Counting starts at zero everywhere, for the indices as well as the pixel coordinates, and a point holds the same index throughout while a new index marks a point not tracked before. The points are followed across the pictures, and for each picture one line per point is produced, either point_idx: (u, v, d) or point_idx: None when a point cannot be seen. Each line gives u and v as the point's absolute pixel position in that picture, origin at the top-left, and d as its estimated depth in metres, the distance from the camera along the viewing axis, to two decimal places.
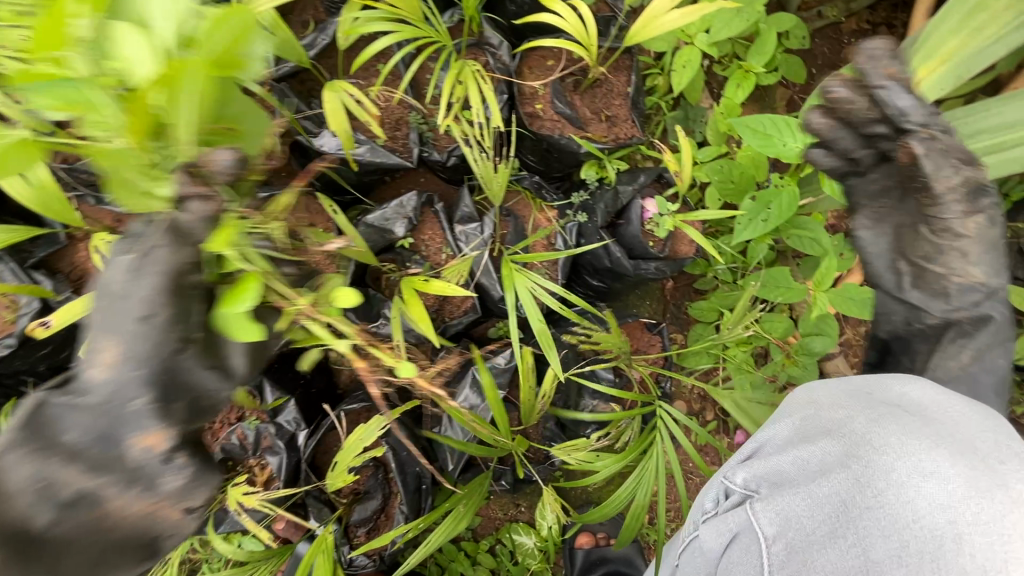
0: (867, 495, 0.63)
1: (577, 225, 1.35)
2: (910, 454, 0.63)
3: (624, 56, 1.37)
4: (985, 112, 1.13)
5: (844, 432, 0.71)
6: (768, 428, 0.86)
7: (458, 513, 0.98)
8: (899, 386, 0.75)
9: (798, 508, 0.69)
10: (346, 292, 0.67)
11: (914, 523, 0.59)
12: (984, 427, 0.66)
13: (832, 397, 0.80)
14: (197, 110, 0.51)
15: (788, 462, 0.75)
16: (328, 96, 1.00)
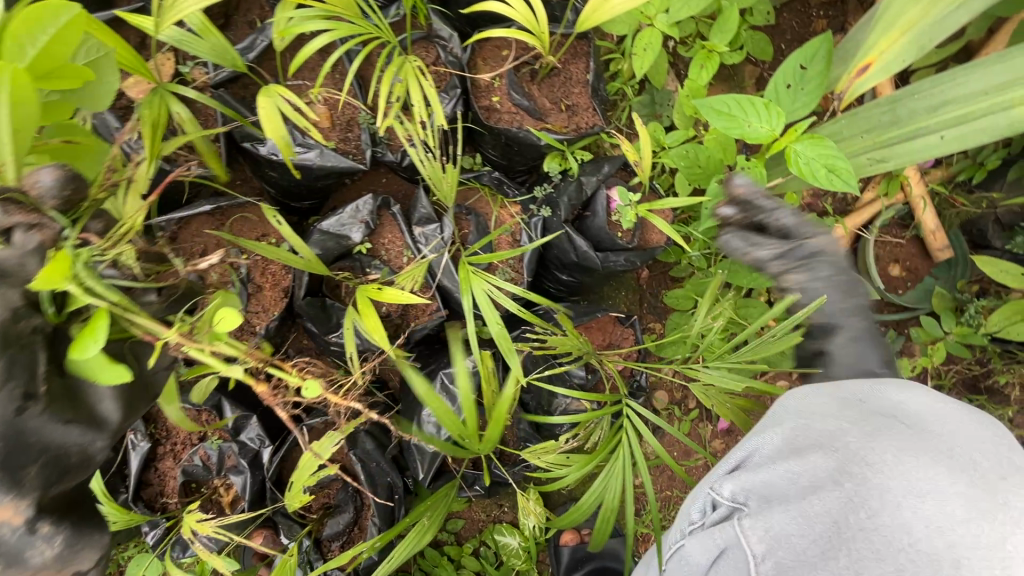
0: (861, 516, 0.54)
1: (542, 220, 1.32)
2: (908, 473, 0.55)
3: (581, 42, 1.32)
4: (952, 81, 1.14)
5: (835, 445, 0.60)
6: (751, 437, 0.73)
7: (423, 525, 0.95)
8: (893, 393, 0.66)
9: (788, 529, 0.58)
10: (229, 315, 0.65)
11: (911, 547, 0.51)
12: (982, 437, 0.59)
13: (821, 403, 0.68)
14: (19, 126, 0.49)
15: (778, 475, 0.63)
16: (263, 102, 0.97)
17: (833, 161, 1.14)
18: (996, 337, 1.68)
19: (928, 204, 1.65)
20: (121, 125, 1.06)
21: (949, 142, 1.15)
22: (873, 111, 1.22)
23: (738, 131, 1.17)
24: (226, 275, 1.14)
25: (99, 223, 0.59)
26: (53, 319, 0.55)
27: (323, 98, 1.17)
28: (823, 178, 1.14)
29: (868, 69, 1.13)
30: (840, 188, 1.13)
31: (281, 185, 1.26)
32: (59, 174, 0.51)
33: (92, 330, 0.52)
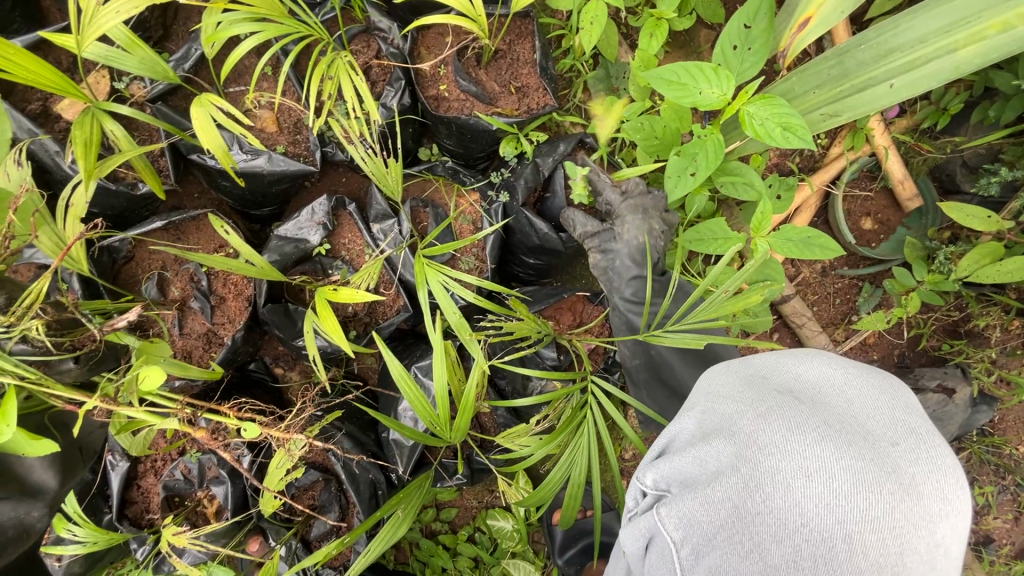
0: (756, 500, 0.64)
1: (501, 206, 1.30)
2: (796, 453, 0.64)
3: (524, 21, 1.28)
4: (897, 28, 1.13)
5: (733, 431, 0.70)
6: (674, 423, 0.84)
7: (398, 518, 0.98)
8: (794, 366, 0.76)
9: (699, 514, 0.68)
10: (149, 373, 0.80)
11: (804, 527, 0.61)
12: (878, 403, 0.68)
13: (728, 386, 0.79)
14: None
15: (690, 463, 0.73)
16: (196, 112, 0.98)
17: (788, 119, 1.11)
18: (970, 281, 1.68)
19: (894, 153, 1.63)
20: (61, 148, 1.06)
21: (899, 89, 1.14)
22: (821, 67, 1.20)
23: (690, 100, 1.13)
24: (188, 289, 1.16)
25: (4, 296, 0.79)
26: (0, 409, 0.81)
27: (265, 102, 1.16)
28: (778, 138, 1.12)
29: (808, 25, 1.15)
30: (797, 145, 1.10)
31: (237, 195, 1.25)
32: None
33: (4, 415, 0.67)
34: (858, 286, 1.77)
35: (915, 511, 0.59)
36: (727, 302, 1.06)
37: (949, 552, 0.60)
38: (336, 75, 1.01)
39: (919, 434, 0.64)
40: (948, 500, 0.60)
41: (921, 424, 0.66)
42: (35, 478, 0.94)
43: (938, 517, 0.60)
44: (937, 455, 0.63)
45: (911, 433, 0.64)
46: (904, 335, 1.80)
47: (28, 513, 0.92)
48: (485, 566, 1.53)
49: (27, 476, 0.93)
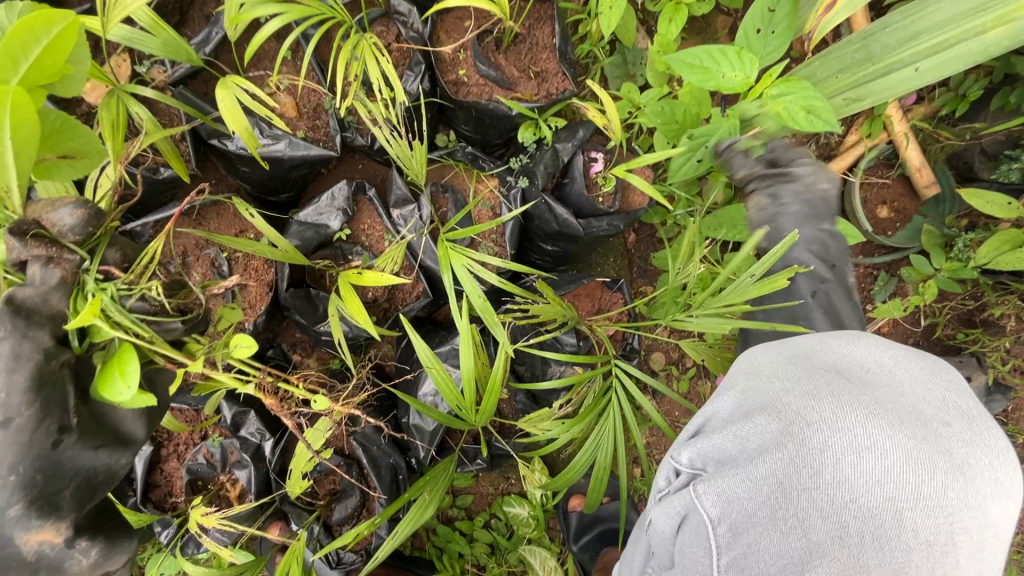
0: (804, 476, 0.62)
1: (521, 191, 1.30)
2: (846, 430, 0.62)
3: (544, 5, 1.27)
4: (924, 10, 1.11)
5: (778, 408, 0.68)
6: (711, 403, 0.83)
7: (423, 501, 0.98)
8: (841, 347, 0.74)
9: (738, 492, 0.67)
10: (245, 340, 0.75)
11: (852, 503, 0.60)
12: (930, 384, 0.67)
13: (771, 365, 0.77)
14: (21, 148, 0.53)
15: (730, 441, 0.71)
16: (222, 95, 0.98)
17: (811, 101, 1.10)
18: (987, 270, 1.67)
19: (911, 140, 1.62)
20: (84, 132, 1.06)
21: (925, 73, 1.13)
22: (844, 50, 1.19)
23: (713, 83, 1.12)
24: (209, 274, 1.16)
25: (119, 254, 0.67)
26: (77, 352, 0.64)
27: (285, 86, 1.15)
28: (802, 121, 1.11)
29: (834, 6, 1.13)
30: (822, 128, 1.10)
31: (255, 180, 1.25)
32: (80, 214, 0.60)
33: (123, 372, 0.59)
34: (873, 275, 1.77)
35: (967, 491, 0.59)
36: (751, 287, 1.07)
37: (998, 533, 0.60)
38: (361, 57, 1.01)
39: (970, 417, 0.63)
40: (1000, 482, 0.60)
41: (972, 405, 0.65)
42: (128, 429, 0.72)
43: (989, 498, 0.59)
44: (988, 437, 0.62)
45: (963, 415, 0.63)
46: (919, 323, 1.80)
47: (117, 462, 0.69)
48: (501, 553, 1.54)
49: (117, 427, 0.70)
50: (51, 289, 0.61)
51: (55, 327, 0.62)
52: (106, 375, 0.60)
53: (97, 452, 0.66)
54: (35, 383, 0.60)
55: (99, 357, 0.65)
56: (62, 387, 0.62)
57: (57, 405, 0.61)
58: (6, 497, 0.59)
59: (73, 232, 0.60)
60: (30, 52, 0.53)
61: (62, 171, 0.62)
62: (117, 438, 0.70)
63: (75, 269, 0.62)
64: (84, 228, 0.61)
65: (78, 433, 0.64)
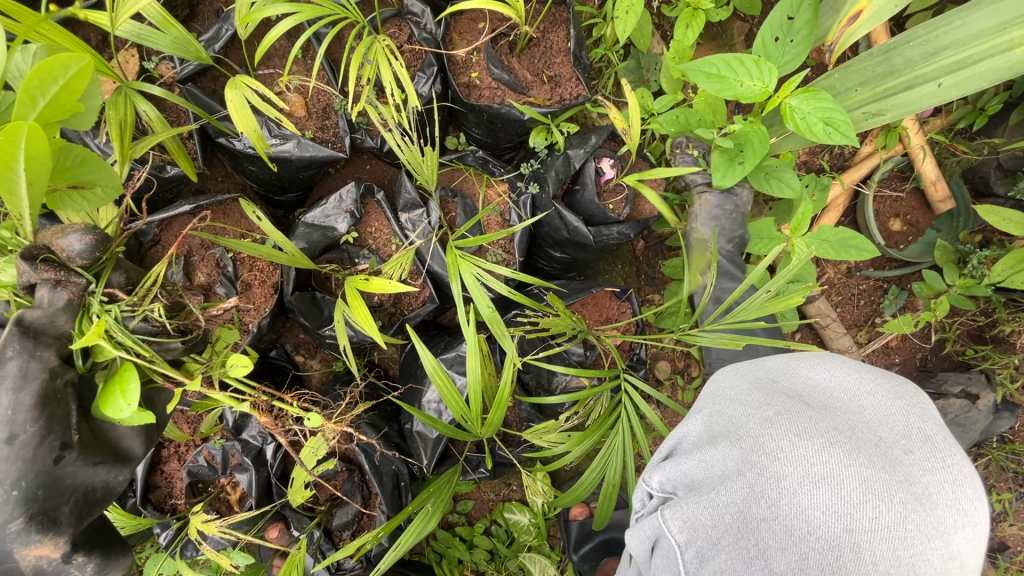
0: (763, 505, 0.64)
1: (530, 197, 1.29)
2: (802, 459, 0.64)
3: (559, 8, 1.25)
4: (949, 25, 1.09)
5: (739, 435, 0.70)
6: (682, 425, 0.84)
7: (428, 511, 0.98)
8: (804, 372, 0.75)
9: (703, 518, 0.69)
10: (237, 357, 0.82)
11: (811, 533, 0.61)
12: (892, 409, 0.66)
13: (735, 389, 0.78)
14: (34, 178, 0.58)
15: (696, 466, 0.74)
16: (231, 95, 0.96)
17: (830, 113, 1.07)
18: (1000, 286, 1.65)
19: (927, 154, 1.60)
20: (91, 128, 1.04)
21: (947, 89, 1.11)
22: (866, 63, 1.17)
23: (732, 93, 1.09)
24: (214, 275, 1.15)
25: (122, 277, 0.74)
26: (80, 370, 0.70)
27: (295, 86, 1.13)
28: (820, 133, 1.08)
29: (859, 18, 1.11)
30: (840, 141, 1.06)
31: (262, 179, 1.23)
32: (86, 241, 0.66)
33: (123, 391, 0.66)
34: (883, 288, 1.74)
35: (927, 521, 0.58)
36: (766, 303, 1.06)
37: (965, 563, 0.59)
38: (374, 60, 0.99)
39: (934, 442, 0.63)
40: (962, 511, 0.59)
41: (937, 431, 0.64)
42: (124, 446, 0.79)
43: (953, 528, 0.58)
44: (953, 465, 0.61)
45: (926, 441, 0.63)
46: (929, 338, 1.78)
47: (115, 479, 0.75)
48: (500, 560, 1.53)
49: (116, 443, 0.77)
50: (58, 310, 0.67)
51: (61, 347, 0.68)
52: (108, 393, 0.67)
53: (96, 469, 0.72)
54: (40, 401, 0.65)
55: (103, 377, 0.72)
56: (65, 406, 0.68)
57: (60, 422, 0.67)
58: (9, 511, 0.64)
59: (80, 257, 0.67)
60: (49, 91, 0.58)
61: (73, 202, 0.68)
62: (116, 454, 0.76)
63: (82, 292, 0.68)
64: (90, 254, 0.67)
65: (78, 449, 0.70)
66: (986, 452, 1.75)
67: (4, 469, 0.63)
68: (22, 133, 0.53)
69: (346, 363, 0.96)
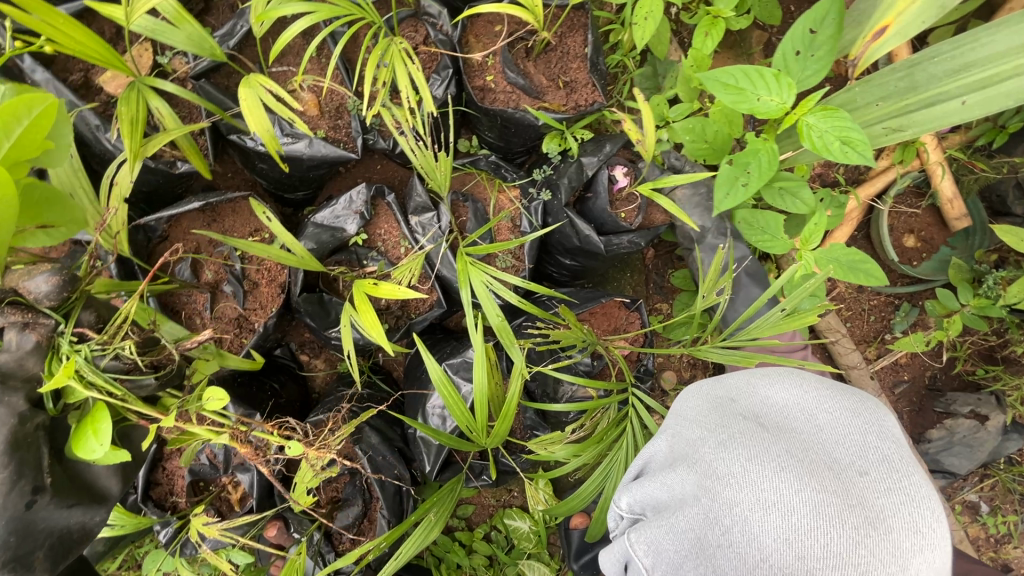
0: (717, 532, 0.63)
1: (542, 204, 1.27)
2: (753, 485, 0.62)
3: (578, 13, 1.24)
4: (975, 43, 1.07)
5: (695, 459, 0.69)
6: (652, 444, 0.85)
7: (430, 522, 0.97)
8: (763, 390, 0.73)
9: (666, 543, 0.70)
10: (213, 393, 0.82)
11: (763, 562, 0.59)
12: (849, 428, 0.64)
13: (696, 409, 0.77)
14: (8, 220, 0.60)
15: (659, 488, 0.75)
16: (244, 93, 0.95)
17: (848, 132, 1.05)
18: (1015, 307, 1.63)
19: (946, 170, 1.57)
20: (102, 122, 1.03)
21: (972, 107, 1.09)
22: (888, 77, 1.15)
23: (748, 107, 1.07)
24: (222, 272, 1.14)
25: (93, 314, 0.78)
26: (52, 413, 0.76)
27: (308, 85, 1.13)
28: (837, 152, 1.05)
29: (885, 33, 1.09)
30: (856, 161, 1.04)
31: (272, 178, 1.22)
32: (53, 281, 0.72)
33: (96, 432, 0.71)
34: (895, 305, 1.73)
35: (882, 548, 0.55)
36: (780, 321, 1.04)
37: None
38: (390, 62, 0.98)
39: (891, 462, 0.60)
40: (921, 534, 0.56)
41: (895, 450, 0.61)
42: (100, 485, 0.84)
43: (911, 554, 0.55)
44: (908, 485, 0.58)
45: (884, 462, 0.60)
46: (940, 357, 1.76)
47: (92, 520, 0.82)
48: (499, 566, 1.52)
49: (93, 484, 0.83)
50: (26, 353, 0.72)
51: (29, 391, 0.73)
52: (80, 434, 0.72)
53: (71, 510, 0.78)
54: (9, 447, 0.70)
55: (75, 418, 0.77)
56: (35, 449, 0.73)
57: (31, 465, 0.72)
58: None
59: (47, 298, 0.73)
60: (14, 132, 0.62)
61: (36, 239, 0.73)
62: (93, 495, 0.83)
63: (50, 332, 0.74)
64: (56, 294, 0.73)
65: (50, 494, 0.75)
66: (994, 474, 1.73)
67: None
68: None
69: (353, 367, 0.94)
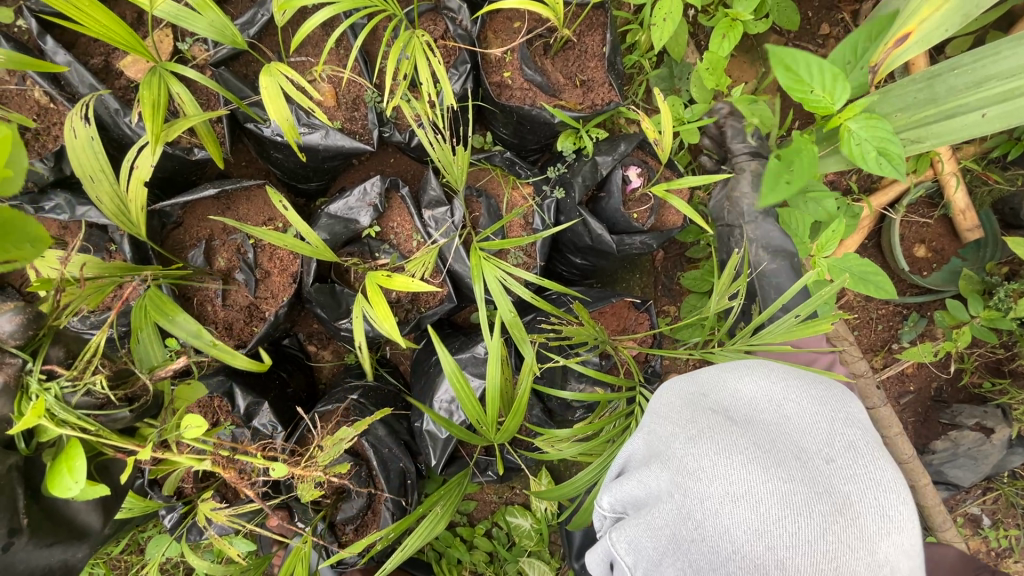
0: (691, 527, 0.61)
1: (555, 202, 1.28)
2: (723, 479, 0.60)
3: (597, 12, 1.23)
4: (997, 55, 1.06)
5: (668, 456, 0.67)
6: (631, 441, 0.82)
7: (437, 514, 0.97)
8: (733, 382, 0.71)
9: (645, 540, 0.66)
10: (192, 419, 0.74)
11: (735, 554, 0.57)
12: (816, 416, 0.62)
13: (670, 406, 0.75)
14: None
15: (636, 486, 0.72)
16: (266, 81, 0.94)
17: (887, 144, 1.05)
18: None
19: (960, 182, 1.57)
20: (121, 107, 1.04)
21: (991, 121, 1.08)
22: (908, 88, 1.15)
23: (799, 97, 1.03)
24: (235, 260, 1.15)
25: (62, 350, 0.68)
26: (24, 452, 0.66)
27: (328, 75, 1.13)
28: (872, 162, 1.06)
29: (907, 40, 1.08)
30: (891, 174, 1.04)
31: (287, 167, 1.22)
32: (17, 321, 0.61)
33: (71, 468, 0.62)
34: (903, 314, 1.72)
35: (850, 532, 0.54)
36: (794, 325, 1.04)
37: (896, 570, 0.54)
38: (413, 54, 0.98)
39: (857, 448, 0.58)
40: (886, 517, 0.55)
41: (862, 436, 0.59)
42: (82, 520, 0.75)
43: (879, 536, 0.54)
44: (874, 468, 0.57)
45: (850, 448, 0.58)
46: (947, 368, 1.75)
47: (72, 556, 0.74)
48: (500, 562, 1.53)
49: (72, 519, 0.74)
50: None
51: (2, 432, 0.63)
52: (54, 472, 0.62)
53: (51, 548, 0.70)
54: None
55: (49, 455, 0.67)
56: (11, 491, 0.65)
57: (6, 509, 0.64)
58: None
59: (13, 338, 0.62)
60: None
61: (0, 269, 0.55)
62: (72, 531, 0.74)
63: (18, 372, 0.64)
64: (22, 334, 0.62)
65: (28, 534, 0.67)
66: (997, 488, 1.72)
67: None
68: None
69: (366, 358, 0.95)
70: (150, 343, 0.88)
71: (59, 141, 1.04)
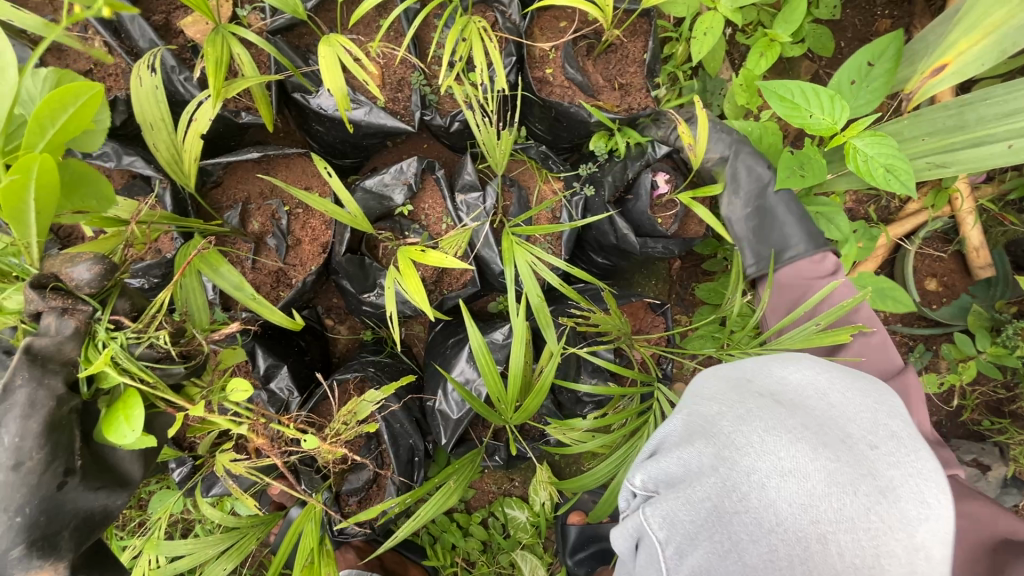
0: (734, 499, 0.61)
1: (583, 199, 1.31)
2: (771, 454, 0.62)
3: (641, 19, 1.27)
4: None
5: (713, 432, 0.67)
6: (662, 423, 0.80)
7: (449, 485, 1.00)
8: (778, 372, 0.74)
9: (681, 513, 0.63)
10: (239, 381, 0.72)
11: (779, 526, 0.59)
12: (861, 408, 0.67)
13: (711, 389, 0.76)
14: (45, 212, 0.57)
15: (673, 462, 0.68)
16: (324, 50, 0.98)
17: (894, 161, 1.07)
18: None
19: (976, 220, 1.60)
20: (177, 64, 1.07)
21: (1017, 152, 1.10)
22: (937, 115, 1.18)
23: (799, 122, 1.08)
24: (268, 224, 1.17)
25: (129, 303, 0.66)
26: (84, 396, 0.63)
27: (380, 52, 1.16)
28: (879, 179, 1.09)
29: (943, 71, 1.13)
30: (897, 190, 1.07)
31: (326, 141, 1.25)
32: (96, 270, 0.61)
33: (128, 417, 0.60)
34: (910, 345, 1.75)
35: (891, 513, 0.58)
36: (813, 334, 1.05)
37: (931, 556, 0.58)
38: (468, 39, 1.02)
39: (899, 439, 0.64)
40: (925, 504, 0.59)
41: (903, 429, 0.65)
42: (124, 470, 0.70)
43: (917, 520, 0.58)
44: (915, 459, 0.62)
45: (892, 438, 0.64)
46: (950, 403, 1.76)
47: (114, 503, 0.68)
48: (493, 552, 1.52)
49: (114, 467, 0.69)
50: (65, 339, 0.61)
51: (69, 375, 0.61)
52: (111, 418, 0.61)
53: (97, 493, 0.65)
54: (47, 429, 0.59)
55: (106, 403, 0.65)
56: (70, 431, 0.62)
57: (65, 448, 0.61)
58: (9, 538, 0.58)
59: (88, 286, 0.61)
60: (59, 119, 0.57)
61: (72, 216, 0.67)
62: (116, 478, 0.69)
63: (89, 319, 0.62)
64: (99, 284, 0.61)
65: (81, 475, 0.63)
66: None
67: (7, 495, 0.57)
68: (35, 165, 0.53)
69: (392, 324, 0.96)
70: (193, 290, 0.88)
71: (112, 92, 1.07)
